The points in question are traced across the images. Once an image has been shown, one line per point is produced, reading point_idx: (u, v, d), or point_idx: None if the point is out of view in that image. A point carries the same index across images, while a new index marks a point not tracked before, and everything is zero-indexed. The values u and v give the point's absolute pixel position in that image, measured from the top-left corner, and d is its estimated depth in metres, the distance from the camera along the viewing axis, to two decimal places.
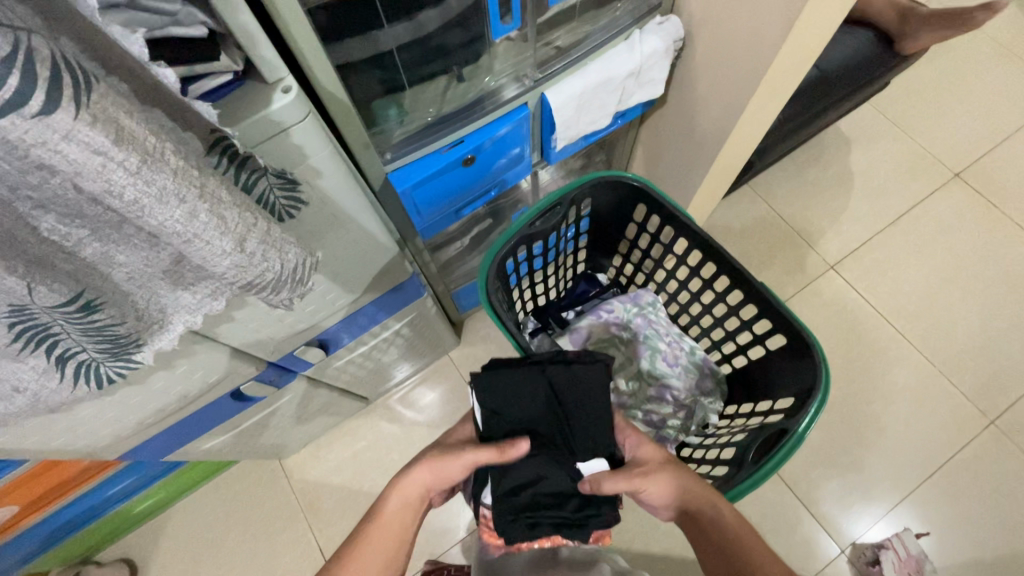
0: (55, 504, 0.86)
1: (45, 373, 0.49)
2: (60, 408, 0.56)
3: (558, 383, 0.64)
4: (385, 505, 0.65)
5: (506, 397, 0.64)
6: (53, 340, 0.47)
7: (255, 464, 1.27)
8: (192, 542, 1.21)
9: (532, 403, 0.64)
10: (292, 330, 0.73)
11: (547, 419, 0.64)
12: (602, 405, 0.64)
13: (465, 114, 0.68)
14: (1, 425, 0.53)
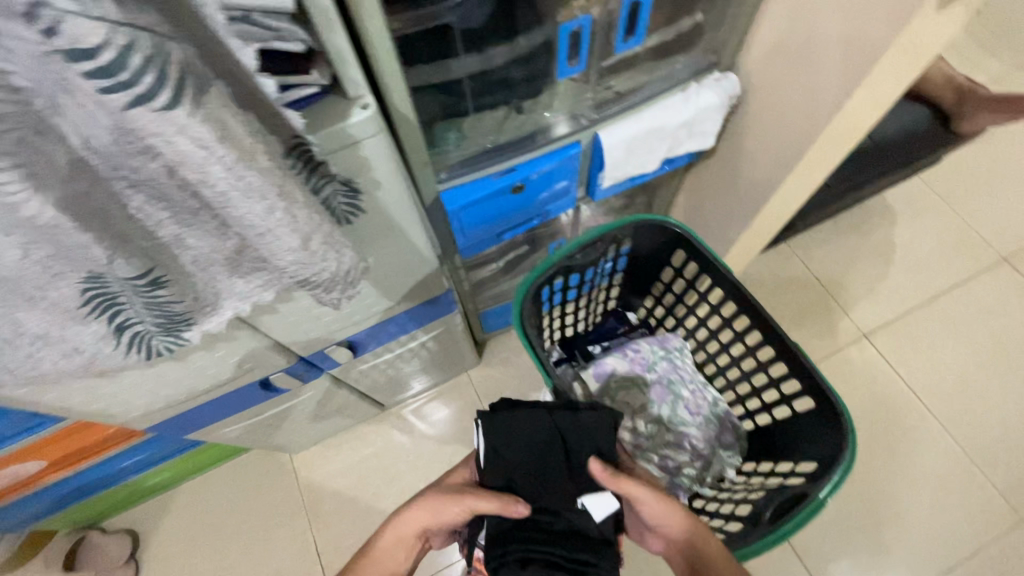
0: (77, 466, 0.90)
1: (106, 338, 0.52)
2: (107, 374, 0.59)
3: (564, 428, 0.64)
4: (383, 536, 0.71)
5: (512, 437, 0.64)
6: (119, 308, 0.50)
7: (266, 455, 1.29)
8: (195, 522, 1.23)
9: (537, 445, 0.64)
10: (327, 328, 0.75)
11: (549, 463, 0.64)
12: (605, 453, 0.65)
13: (520, 145, 0.71)
14: (52, 382, 0.56)
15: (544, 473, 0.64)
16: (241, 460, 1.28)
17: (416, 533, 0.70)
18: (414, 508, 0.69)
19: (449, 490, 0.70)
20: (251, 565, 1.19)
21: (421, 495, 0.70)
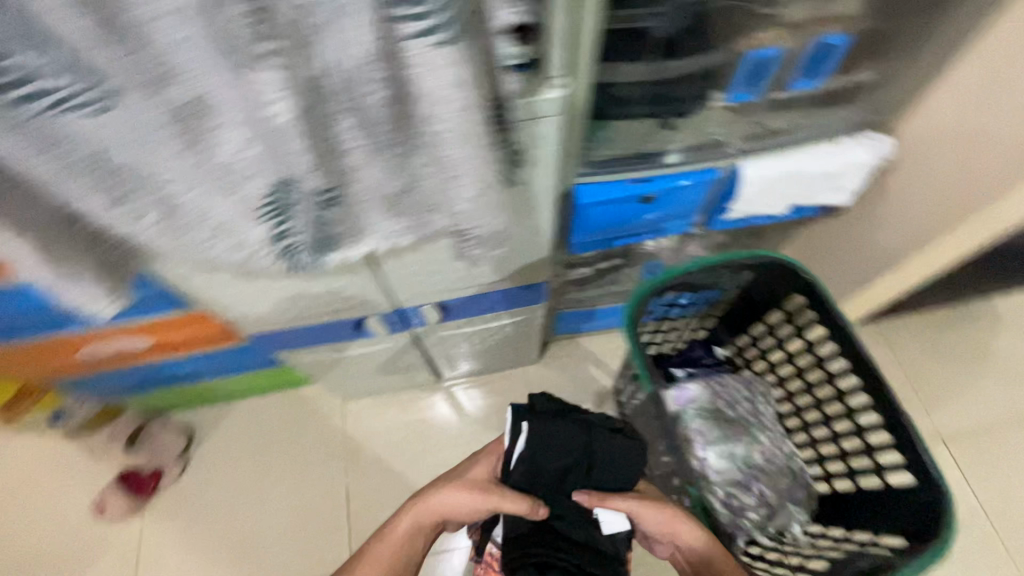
0: (173, 354, 0.98)
1: (268, 240, 0.57)
2: (247, 275, 0.64)
3: (598, 445, 0.69)
4: (399, 525, 0.73)
5: (547, 444, 0.68)
6: (289, 218, 0.55)
7: (320, 394, 1.34)
8: (242, 438, 1.30)
9: (569, 456, 0.68)
10: (432, 286, 0.79)
11: (575, 471, 0.69)
12: (629, 473, 0.69)
13: (660, 158, 0.73)
14: (205, 268, 0.61)
15: (568, 480, 0.69)
16: (296, 392, 1.34)
17: (436, 519, 0.73)
18: (436, 496, 0.72)
19: (472, 481, 0.72)
20: (284, 492, 1.24)
21: (443, 483, 0.74)
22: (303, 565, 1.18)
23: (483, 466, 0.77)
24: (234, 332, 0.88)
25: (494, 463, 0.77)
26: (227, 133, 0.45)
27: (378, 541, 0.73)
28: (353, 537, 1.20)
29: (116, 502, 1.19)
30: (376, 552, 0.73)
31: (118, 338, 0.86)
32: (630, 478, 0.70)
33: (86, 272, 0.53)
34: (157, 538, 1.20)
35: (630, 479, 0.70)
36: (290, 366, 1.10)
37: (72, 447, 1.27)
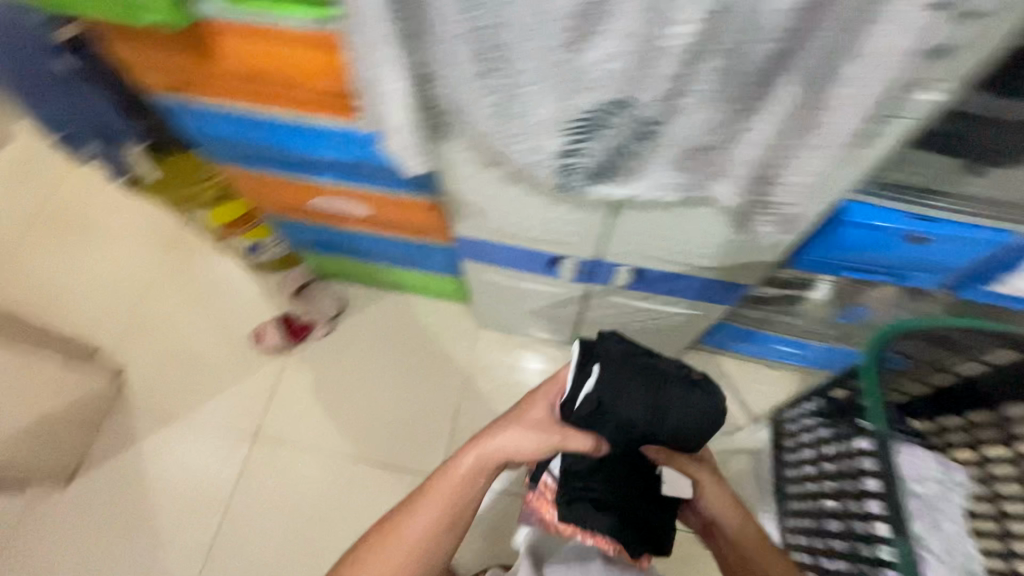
0: (376, 228, 1.07)
1: (560, 155, 0.60)
2: (510, 179, 0.68)
3: (673, 405, 0.63)
4: (460, 465, 0.73)
5: (619, 394, 0.65)
6: (592, 139, 0.58)
7: (457, 313, 1.41)
8: (382, 326, 1.40)
9: (641, 415, 0.64)
10: (650, 249, 0.80)
11: (644, 428, 0.65)
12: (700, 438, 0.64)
13: (957, 204, 0.67)
14: (482, 160, 0.66)
15: (635, 436, 0.66)
16: (440, 302, 1.42)
17: (498, 462, 0.73)
18: (499, 438, 0.72)
19: (533, 427, 0.72)
20: (407, 387, 1.34)
21: (504, 428, 0.73)
22: (406, 456, 1.28)
23: (538, 405, 0.74)
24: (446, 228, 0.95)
25: (551, 400, 0.74)
26: (602, 41, 0.47)
27: (438, 482, 0.73)
28: (455, 450, 1.28)
29: (273, 338, 1.34)
30: (436, 492, 0.72)
31: (350, 196, 0.96)
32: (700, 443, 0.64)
33: (414, 131, 0.58)
34: (294, 381, 1.35)
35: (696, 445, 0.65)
36: (461, 275, 1.17)
37: (249, 279, 1.45)
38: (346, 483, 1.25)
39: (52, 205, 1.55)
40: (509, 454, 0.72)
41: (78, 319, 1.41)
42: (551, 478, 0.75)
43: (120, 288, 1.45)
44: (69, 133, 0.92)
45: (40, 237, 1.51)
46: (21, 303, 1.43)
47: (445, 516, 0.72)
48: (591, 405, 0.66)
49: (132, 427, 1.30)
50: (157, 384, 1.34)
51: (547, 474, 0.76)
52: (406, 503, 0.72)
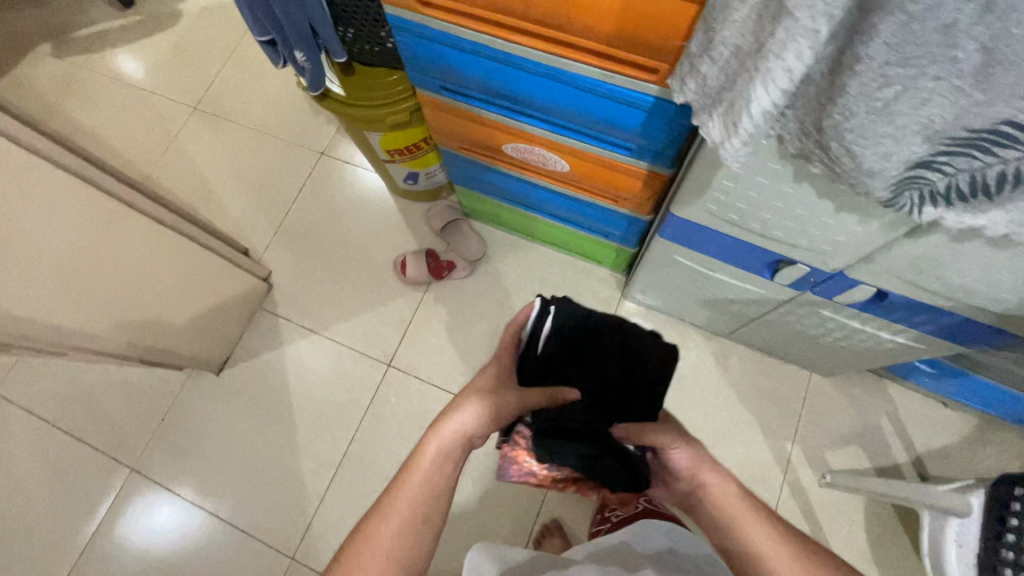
0: (561, 183, 0.99)
1: (914, 165, 0.48)
2: (810, 174, 0.57)
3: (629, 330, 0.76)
4: (426, 452, 0.63)
5: (579, 325, 0.76)
6: (976, 156, 0.45)
7: (603, 277, 1.33)
8: (522, 277, 1.35)
9: (603, 346, 0.75)
10: (929, 280, 0.67)
11: (610, 357, 0.74)
12: (655, 375, 0.73)
13: None
14: (791, 150, 0.54)
15: (600, 364, 0.74)
16: (582, 263, 1.35)
17: (464, 442, 0.64)
18: (460, 414, 0.64)
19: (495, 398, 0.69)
20: None
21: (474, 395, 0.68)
22: None
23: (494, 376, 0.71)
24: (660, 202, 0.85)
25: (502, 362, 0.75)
26: None
27: (407, 475, 0.63)
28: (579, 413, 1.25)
29: (415, 270, 1.33)
30: (400, 492, 0.62)
31: (554, 149, 0.87)
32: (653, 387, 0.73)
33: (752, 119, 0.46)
34: (428, 317, 1.34)
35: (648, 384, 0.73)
36: (638, 246, 1.08)
37: (395, 205, 1.43)
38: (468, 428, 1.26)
39: (216, 99, 1.59)
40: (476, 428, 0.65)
41: (234, 218, 1.46)
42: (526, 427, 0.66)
43: (273, 193, 1.48)
44: (276, 36, 0.87)
45: (204, 131, 1.56)
46: (184, 193, 1.49)
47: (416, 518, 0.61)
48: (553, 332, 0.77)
49: (277, 331, 1.36)
50: (301, 294, 1.38)
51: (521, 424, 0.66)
52: (362, 520, 0.61)
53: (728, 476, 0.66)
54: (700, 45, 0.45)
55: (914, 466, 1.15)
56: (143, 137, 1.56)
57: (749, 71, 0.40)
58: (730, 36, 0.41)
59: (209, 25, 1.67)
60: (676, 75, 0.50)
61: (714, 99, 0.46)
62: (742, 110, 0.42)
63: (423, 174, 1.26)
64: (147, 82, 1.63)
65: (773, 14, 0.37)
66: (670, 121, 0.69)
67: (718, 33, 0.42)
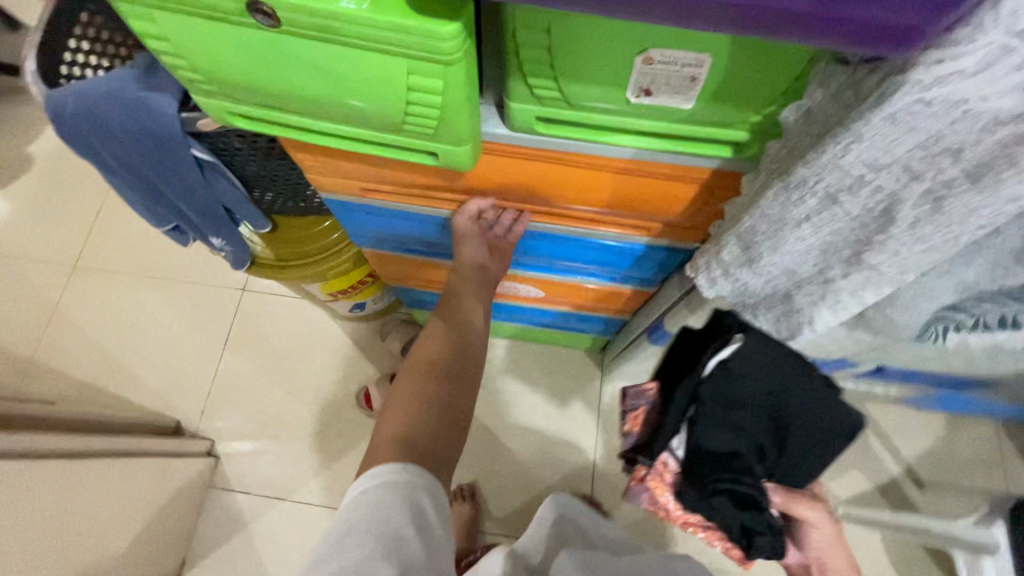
0: (532, 300, 0.93)
1: (943, 310, 0.48)
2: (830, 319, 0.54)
3: (817, 383, 0.49)
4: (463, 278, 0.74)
5: (753, 373, 0.48)
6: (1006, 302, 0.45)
7: (579, 359, 1.29)
8: (499, 378, 1.27)
9: (774, 398, 0.49)
10: (933, 362, 0.68)
11: (779, 416, 0.50)
12: (821, 454, 0.51)
13: None
14: None
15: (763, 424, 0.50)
16: (556, 349, 1.29)
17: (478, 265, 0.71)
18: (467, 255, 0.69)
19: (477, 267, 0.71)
20: (532, 447, 1.23)
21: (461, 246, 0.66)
22: None
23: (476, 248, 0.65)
24: (645, 313, 0.82)
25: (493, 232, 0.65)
26: None
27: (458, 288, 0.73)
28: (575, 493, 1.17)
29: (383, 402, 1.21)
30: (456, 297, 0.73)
31: (526, 280, 0.82)
32: (819, 464, 0.52)
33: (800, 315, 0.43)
34: None
35: (815, 460, 0.51)
36: (619, 337, 1.05)
37: (342, 330, 1.31)
38: (459, 539, 1.14)
39: (99, 251, 1.37)
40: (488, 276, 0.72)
41: (154, 387, 1.26)
42: (675, 461, 0.56)
43: (195, 347, 1.29)
44: (181, 223, 0.74)
45: (92, 289, 1.34)
46: (82, 371, 1.26)
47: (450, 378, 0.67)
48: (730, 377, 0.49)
49: (237, 509, 1.18)
50: (258, 457, 1.22)
51: (668, 455, 0.55)
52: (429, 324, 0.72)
53: (854, 566, 0.62)
54: (734, 256, 0.41)
55: (908, 477, 1.20)
56: (12, 313, 1.31)
57: (812, 295, 0.39)
58: (781, 261, 0.38)
59: (70, 166, 1.43)
60: (699, 268, 0.46)
61: (757, 302, 0.43)
62: (803, 325, 0.41)
63: (370, 302, 1.14)
64: (4, 246, 1.36)
65: (845, 256, 0.35)
66: (658, 258, 0.65)
67: (764, 257, 0.38)
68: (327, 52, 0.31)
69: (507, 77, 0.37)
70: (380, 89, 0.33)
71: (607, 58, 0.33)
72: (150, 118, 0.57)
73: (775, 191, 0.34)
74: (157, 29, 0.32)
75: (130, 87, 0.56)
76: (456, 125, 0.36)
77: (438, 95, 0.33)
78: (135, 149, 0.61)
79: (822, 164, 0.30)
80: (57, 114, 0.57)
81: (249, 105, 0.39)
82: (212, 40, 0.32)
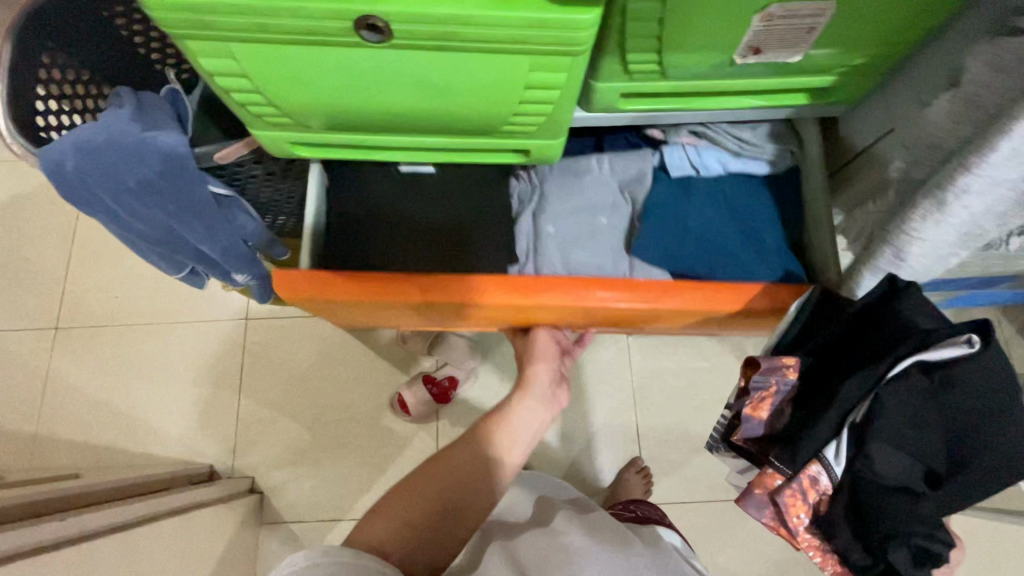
0: None
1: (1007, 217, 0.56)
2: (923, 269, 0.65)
3: (999, 415, 0.55)
4: (513, 402, 0.74)
5: (958, 387, 0.55)
6: None
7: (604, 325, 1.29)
8: None
9: (956, 414, 0.55)
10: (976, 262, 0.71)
11: (950, 430, 0.56)
12: (982, 484, 0.55)
13: None
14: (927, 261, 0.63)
15: (939, 439, 0.55)
16: None
17: (542, 394, 0.76)
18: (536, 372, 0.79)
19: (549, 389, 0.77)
20: (573, 418, 1.24)
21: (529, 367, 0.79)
22: (600, 490, 1.20)
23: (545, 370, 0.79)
24: None
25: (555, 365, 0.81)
26: None
27: (505, 408, 0.73)
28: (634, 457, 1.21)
29: (418, 404, 1.19)
30: (498, 415, 0.72)
31: None
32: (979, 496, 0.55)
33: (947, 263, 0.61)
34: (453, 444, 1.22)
35: (972, 490, 0.55)
36: None
37: (359, 340, 1.27)
38: None
39: (80, 306, 1.27)
40: (542, 399, 0.75)
41: (178, 435, 1.21)
42: (826, 479, 0.57)
43: (212, 387, 1.24)
44: (198, 266, 0.69)
45: (83, 349, 1.25)
46: (96, 435, 1.20)
47: (450, 498, 0.62)
48: (932, 381, 0.56)
49: (293, 538, 1.16)
50: (305, 484, 1.19)
51: (819, 469, 0.56)
52: (465, 435, 0.69)
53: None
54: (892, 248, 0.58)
55: None
56: (3, 390, 1.22)
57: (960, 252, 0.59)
58: (937, 242, 0.56)
59: (21, 220, 1.31)
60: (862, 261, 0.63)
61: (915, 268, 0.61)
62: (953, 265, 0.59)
63: None
64: None
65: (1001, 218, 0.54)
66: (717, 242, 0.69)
67: (919, 245, 0.56)
68: (459, 60, 0.39)
69: (603, 58, 0.44)
70: (498, 88, 0.42)
71: (710, 24, 0.40)
72: (160, 161, 0.53)
73: (931, 202, 0.52)
74: (293, 57, 0.39)
75: (130, 130, 0.51)
76: (558, 116, 0.46)
77: (547, 85, 0.42)
78: (146, 201, 0.56)
79: (990, 164, 0.47)
80: (55, 175, 0.51)
81: (352, 122, 0.47)
82: (353, 60, 0.39)
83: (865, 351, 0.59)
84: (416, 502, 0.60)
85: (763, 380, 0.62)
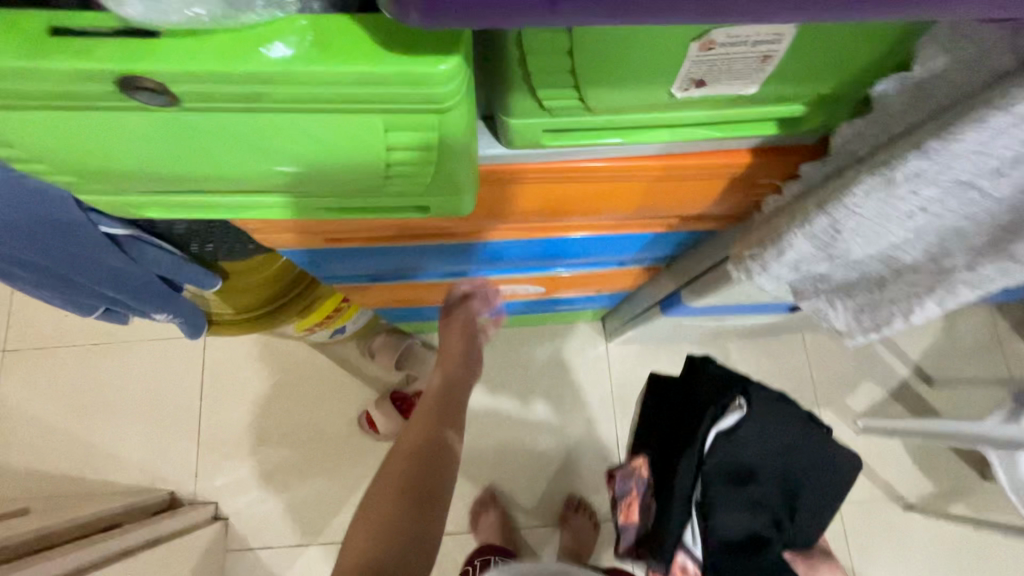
0: (532, 295, 0.88)
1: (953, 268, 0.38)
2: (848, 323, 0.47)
3: (804, 445, 0.69)
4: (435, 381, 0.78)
5: (749, 435, 0.66)
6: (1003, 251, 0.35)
7: (582, 332, 1.23)
8: (504, 369, 1.21)
9: (773, 459, 0.68)
10: None
11: (775, 472, 0.68)
12: (817, 502, 0.70)
13: None
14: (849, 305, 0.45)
15: (765, 489, 0.68)
16: (554, 327, 1.23)
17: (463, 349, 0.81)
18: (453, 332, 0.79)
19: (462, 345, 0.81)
20: (550, 432, 1.19)
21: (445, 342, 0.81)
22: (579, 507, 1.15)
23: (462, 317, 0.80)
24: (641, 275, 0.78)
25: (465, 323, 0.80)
26: None
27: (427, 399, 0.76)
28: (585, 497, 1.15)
29: (386, 424, 1.13)
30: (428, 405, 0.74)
31: (521, 281, 0.78)
32: (821, 520, 0.71)
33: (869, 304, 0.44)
34: None
35: (820, 519, 0.70)
36: (623, 304, 1.01)
37: (324, 356, 1.20)
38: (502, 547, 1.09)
39: (28, 329, 1.20)
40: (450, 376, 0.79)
41: (137, 461, 1.15)
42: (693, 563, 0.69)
43: (171, 409, 1.18)
44: (110, 304, 0.62)
45: (35, 373, 1.18)
46: (50, 464, 1.14)
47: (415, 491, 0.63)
48: (729, 436, 0.66)
49: (261, 565, 1.12)
50: (269, 509, 1.14)
51: (684, 557, 0.68)
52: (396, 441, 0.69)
53: None
54: (811, 250, 0.41)
55: (917, 375, 1.18)
56: None
57: (916, 285, 0.40)
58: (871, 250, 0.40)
59: None
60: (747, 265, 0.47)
61: (833, 289, 0.46)
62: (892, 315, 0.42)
63: (348, 325, 1.04)
64: None
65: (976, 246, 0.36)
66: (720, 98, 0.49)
67: (853, 247, 0.40)
68: (293, 121, 0.32)
69: (508, 86, 0.34)
70: (356, 145, 0.34)
71: (639, 55, 0.31)
72: (46, 210, 0.44)
73: (871, 186, 0.34)
74: (94, 120, 0.32)
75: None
76: (454, 173, 0.37)
77: (418, 144, 0.34)
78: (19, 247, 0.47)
79: (957, 152, 0.30)
80: None
81: (186, 186, 0.38)
82: (181, 121, 0.32)
83: (686, 432, 0.68)
84: (390, 512, 0.61)
85: (624, 485, 0.77)
